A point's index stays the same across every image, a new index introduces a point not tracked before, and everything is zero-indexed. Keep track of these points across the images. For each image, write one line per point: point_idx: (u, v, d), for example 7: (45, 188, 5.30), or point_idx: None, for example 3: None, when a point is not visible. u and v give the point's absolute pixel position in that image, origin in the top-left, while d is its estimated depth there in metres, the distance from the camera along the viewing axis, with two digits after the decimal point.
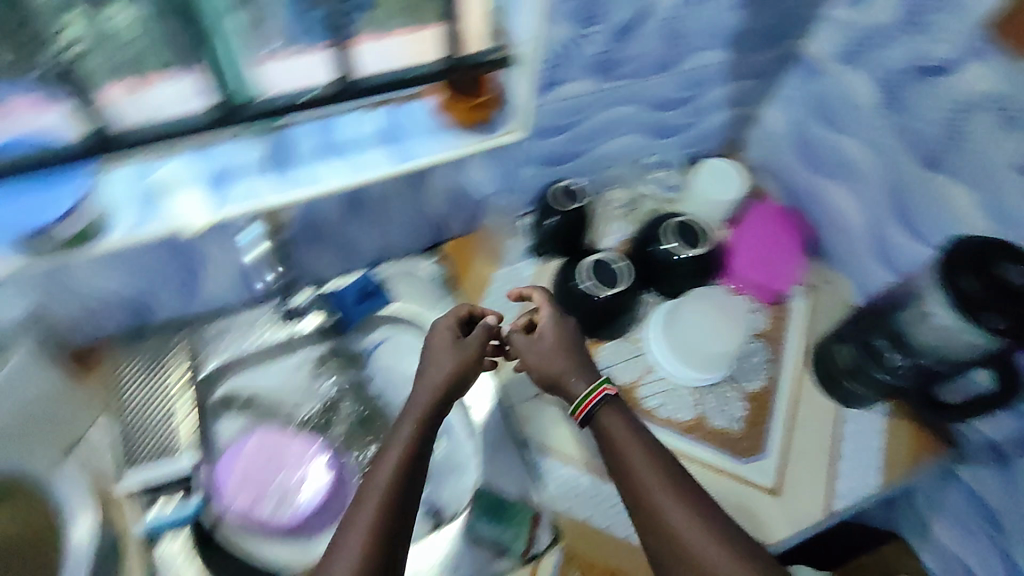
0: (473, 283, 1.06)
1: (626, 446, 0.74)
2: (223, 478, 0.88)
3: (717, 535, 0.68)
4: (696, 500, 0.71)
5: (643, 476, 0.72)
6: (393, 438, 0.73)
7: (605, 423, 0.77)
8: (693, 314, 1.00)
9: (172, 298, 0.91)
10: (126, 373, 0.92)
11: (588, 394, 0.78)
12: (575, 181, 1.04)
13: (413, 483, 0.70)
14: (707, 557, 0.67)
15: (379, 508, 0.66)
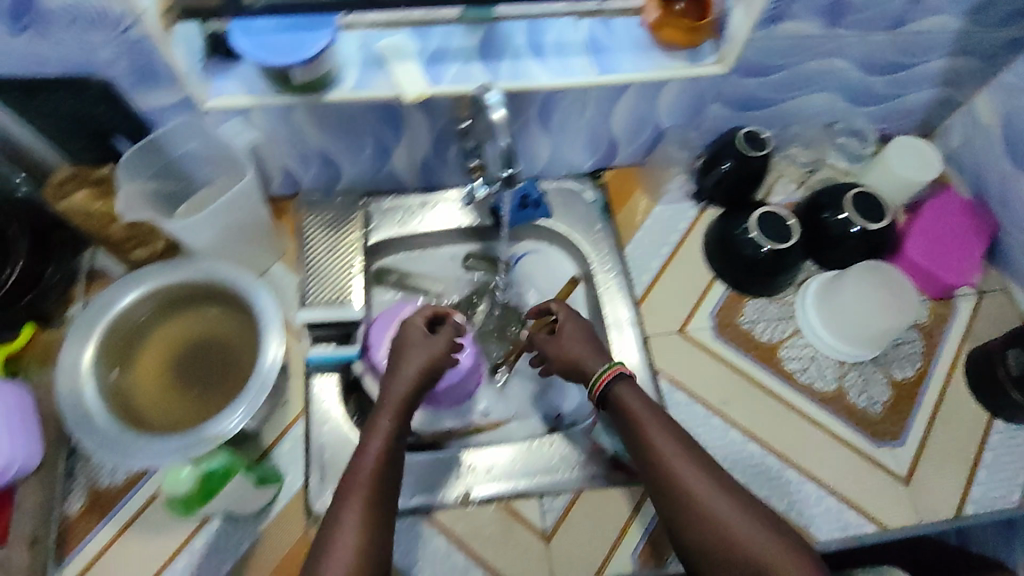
0: (632, 214, 1.04)
1: (645, 416, 0.78)
2: (377, 338, 0.92)
3: (735, 497, 0.72)
4: (707, 465, 0.75)
5: (664, 444, 0.76)
6: (374, 427, 0.74)
7: (622, 398, 0.80)
8: (857, 287, 0.93)
9: (358, 167, 0.96)
10: (309, 225, 0.95)
11: (602, 374, 0.81)
12: (762, 131, 0.98)
13: (390, 474, 0.72)
14: (725, 517, 0.71)
15: (365, 495, 0.69)
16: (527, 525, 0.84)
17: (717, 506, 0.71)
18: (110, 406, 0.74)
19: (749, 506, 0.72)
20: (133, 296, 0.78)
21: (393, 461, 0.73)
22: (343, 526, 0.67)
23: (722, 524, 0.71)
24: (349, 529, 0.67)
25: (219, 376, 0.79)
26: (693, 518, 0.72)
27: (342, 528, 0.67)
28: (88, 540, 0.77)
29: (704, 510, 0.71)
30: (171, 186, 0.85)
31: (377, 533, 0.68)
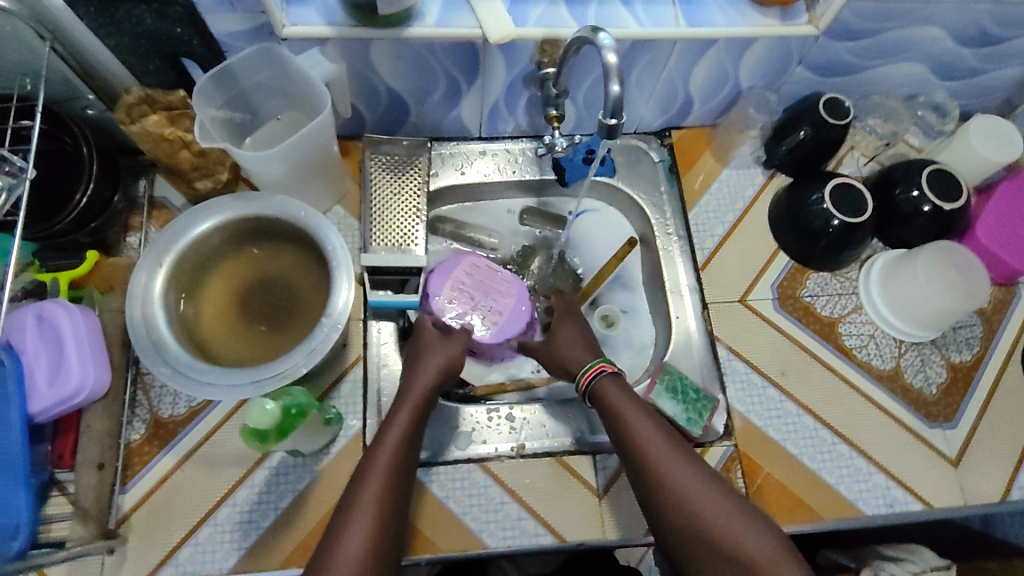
0: (698, 177, 1.02)
1: (625, 407, 0.77)
2: (436, 290, 0.91)
3: (715, 488, 0.70)
4: (689, 457, 0.72)
5: (645, 433, 0.74)
6: (392, 418, 0.74)
7: (605, 391, 0.79)
8: (928, 263, 0.89)
9: (426, 109, 0.93)
10: (374, 167, 0.92)
11: (587, 370, 0.81)
12: (844, 99, 0.94)
13: (405, 465, 0.71)
14: (710, 513, 0.68)
15: (383, 481, 0.68)
16: (580, 480, 0.84)
17: (697, 497, 0.69)
18: (177, 339, 0.72)
19: (729, 499, 0.69)
20: (201, 228, 0.76)
21: (409, 452, 0.72)
22: (359, 511, 0.65)
23: (702, 516, 0.68)
24: (366, 513, 0.65)
25: (282, 317, 0.79)
26: (672, 511, 0.69)
27: (358, 511, 0.65)
28: (151, 467, 0.79)
29: (684, 502, 0.69)
30: (240, 116, 0.83)
31: (390, 521, 0.66)
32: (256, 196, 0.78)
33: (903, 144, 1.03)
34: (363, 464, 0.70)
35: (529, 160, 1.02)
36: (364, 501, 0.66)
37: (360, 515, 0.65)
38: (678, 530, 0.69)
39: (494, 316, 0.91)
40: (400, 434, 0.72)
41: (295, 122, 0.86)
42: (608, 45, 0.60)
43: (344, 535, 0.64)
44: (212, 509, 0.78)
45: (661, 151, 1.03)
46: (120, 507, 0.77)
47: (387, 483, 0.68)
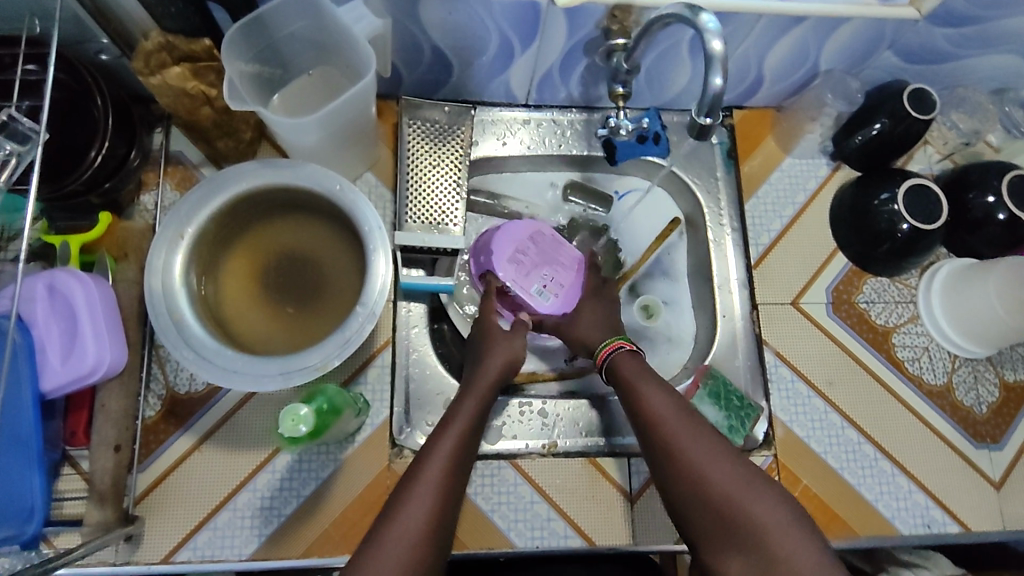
0: (758, 164, 0.94)
1: (648, 388, 0.72)
2: (500, 248, 0.85)
3: (742, 470, 0.64)
4: (720, 442, 0.67)
5: (669, 417, 0.69)
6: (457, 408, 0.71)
7: (625, 372, 0.75)
8: (998, 286, 0.82)
9: (471, 71, 0.84)
10: (412, 136, 0.85)
11: (604, 346, 0.79)
12: (931, 91, 0.85)
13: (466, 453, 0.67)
14: (724, 488, 0.62)
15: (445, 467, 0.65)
16: (613, 484, 0.80)
17: (722, 485, 0.63)
18: (201, 320, 0.67)
19: (766, 488, 0.63)
20: (224, 198, 0.70)
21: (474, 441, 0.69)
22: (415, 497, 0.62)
23: (714, 486, 0.63)
24: (424, 499, 0.62)
25: (314, 296, 0.73)
26: (700, 501, 0.63)
27: (413, 497, 0.62)
28: (166, 447, 0.75)
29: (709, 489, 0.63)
30: (269, 72, 0.74)
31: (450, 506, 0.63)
32: (287, 163, 0.70)
33: (981, 143, 0.95)
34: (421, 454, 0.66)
35: (577, 135, 0.94)
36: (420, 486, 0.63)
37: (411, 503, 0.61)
38: (701, 521, 0.63)
39: (554, 287, 0.85)
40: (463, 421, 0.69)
41: (329, 79, 0.77)
42: (712, 29, 0.52)
43: (394, 522, 0.60)
44: (230, 493, 0.74)
45: (719, 132, 0.95)
46: (134, 487, 0.73)
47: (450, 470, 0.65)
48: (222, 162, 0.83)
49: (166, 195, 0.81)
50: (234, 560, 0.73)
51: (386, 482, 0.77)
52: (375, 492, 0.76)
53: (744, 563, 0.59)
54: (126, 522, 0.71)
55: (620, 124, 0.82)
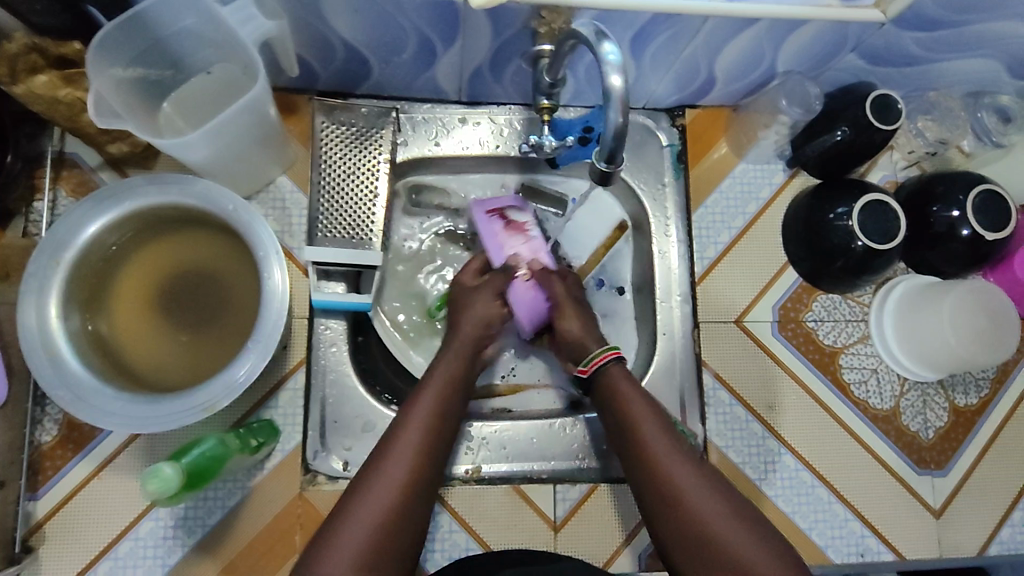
0: (707, 170, 0.88)
1: (632, 402, 0.69)
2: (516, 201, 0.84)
3: (728, 501, 0.61)
4: (704, 467, 0.64)
5: (653, 437, 0.66)
6: (411, 410, 0.68)
7: (613, 380, 0.71)
8: (957, 305, 0.78)
9: (392, 68, 0.77)
10: (326, 138, 0.78)
11: (595, 354, 0.73)
12: (898, 98, 0.78)
13: (427, 463, 0.64)
14: (708, 519, 0.60)
15: (400, 482, 0.62)
16: (537, 512, 0.78)
17: (704, 510, 0.61)
18: (83, 356, 0.63)
19: (749, 516, 0.61)
20: (107, 219, 0.65)
21: (439, 445, 0.67)
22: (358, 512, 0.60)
23: (697, 517, 0.61)
24: (368, 514, 0.59)
25: (211, 320, 0.69)
26: (676, 523, 0.61)
27: (366, 511, 0.59)
28: (64, 474, 0.71)
29: (686, 514, 0.61)
30: (157, 72, 0.67)
31: (406, 524, 0.61)
32: (173, 179, 0.65)
33: (952, 149, 0.88)
34: (370, 467, 0.63)
35: (516, 135, 0.86)
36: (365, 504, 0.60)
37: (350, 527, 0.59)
38: (675, 545, 0.61)
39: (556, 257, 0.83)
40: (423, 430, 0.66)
41: (227, 79, 0.70)
42: (612, 62, 0.52)
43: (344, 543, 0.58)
44: (132, 522, 0.71)
45: (670, 133, 0.89)
46: (30, 515, 0.70)
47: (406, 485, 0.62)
48: (122, 166, 0.76)
49: (59, 202, 0.74)
50: None
51: (298, 511, 0.74)
52: (286, 521, 0.73)
53: None
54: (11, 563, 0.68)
55: (543, 142, 0.71)
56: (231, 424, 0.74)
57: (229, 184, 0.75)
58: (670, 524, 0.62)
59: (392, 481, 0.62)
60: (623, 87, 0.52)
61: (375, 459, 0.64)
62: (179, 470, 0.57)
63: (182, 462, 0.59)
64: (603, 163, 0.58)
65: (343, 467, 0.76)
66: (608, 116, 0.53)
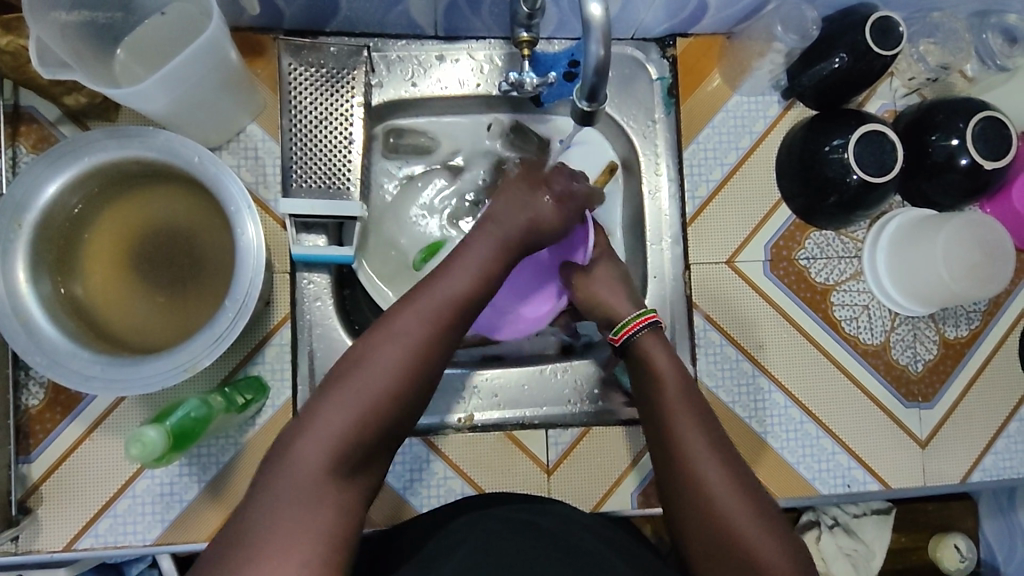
0: (700, 104, 0.84)
1: (664, 374, 0.67)
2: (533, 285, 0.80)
3: (740, 481, 0.60)
4: (724, 446, 0.62)
5: (678, 408, 0.64)
6: (419, 303, 0.57)
7: (644, 351, 0.69)
8: (947, 240, 0.77)
9: (361, 1, 0.72)
10: (295, 82, 0.74)
11: (634, 318, 0.71)
12: (899, 20, 0.74)
13: (437, 356, 0.56)
14: (719, 497, 0.59)
15: (388, 384, 0.53)
16: (530, 456, 0.79)
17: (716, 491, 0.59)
18: (56, 320, 0.61)
19: (759, 501, 0.59)
20: (66, 178, 0.62)
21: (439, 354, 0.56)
22: (342, 404, 0.52)
23: (709, 493, 0.59)
24: (363, 395, 0.52)
25: (187, 280, 0.67)
26: (678, 489, 0.61)
27: (361, 382, 0.53)
28: (56, 435, 0.71)
29: (699, 492, 0.59)
30: (106, 16, 0.63)
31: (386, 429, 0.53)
32: (135, 132, 0.62)
33: (954, 75, 0.84)
34: (362, 355, 0.54)
35: (497, 72, 0.82)
36: (359, 384, 0.53)
37: (343, 397, 0.52)
38: (685, 514, 0.60)
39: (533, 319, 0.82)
40: (439, 313, 0.56)
41: (180, 22, 0.65)
42: None
43: (330, 411, 0.52)
44: (129, 479, 0.71)
45: (660, 66, 0.85)
46: (25, 478, 0.70)
47: (415, 368, 0.54)
48: (83, 119, 0.72)
49: (20, 158, 0.71)
50: (138, 545, 0.71)
51: None
52: None
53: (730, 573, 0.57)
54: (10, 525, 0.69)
55: (523, 79, 0.67)
56: (217, 381, 0.73)
57: (197, 137, 0.72)
58: (675, 487, 0.61)
59: (398, 363, 0.54)
60: (604, 15, 0.49)
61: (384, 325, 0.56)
62: (162, 434, 0.57)
63: (166, 425, 0.59)
64: (584, 101, 0.55)
65: None
66: (588, 50, 0.50)
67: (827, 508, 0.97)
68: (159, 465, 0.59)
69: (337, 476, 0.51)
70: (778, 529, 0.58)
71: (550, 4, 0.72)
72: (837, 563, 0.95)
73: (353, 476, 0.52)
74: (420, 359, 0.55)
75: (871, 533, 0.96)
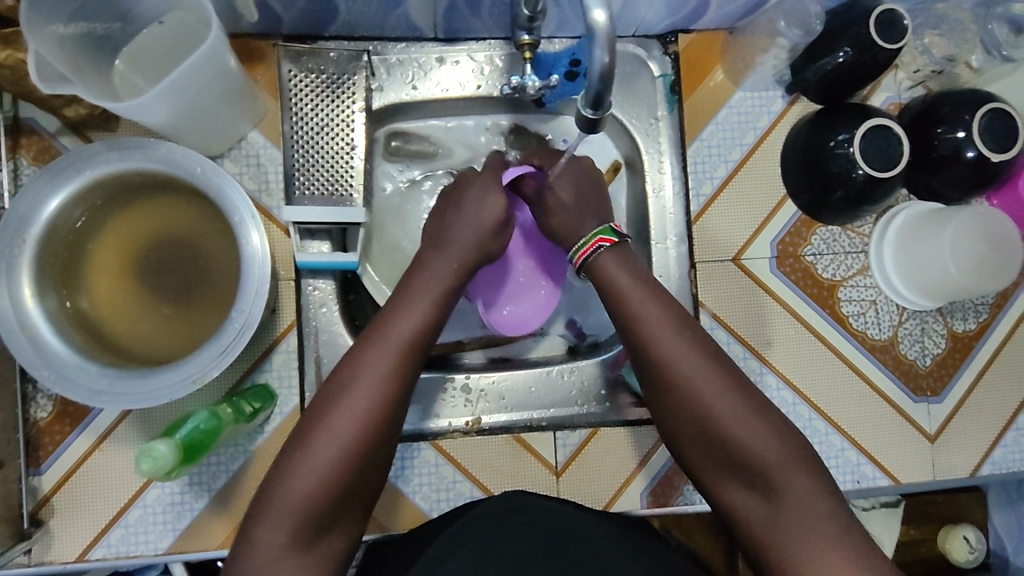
0: (702, 100, 0.83)
1: (631, 295, 0.65)
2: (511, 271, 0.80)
3: (732, 390, 0.60)
4: (708, 356, 0.62)
5: (657, 333, 0.63)
6: (359, 369, 0.59)
7: (604, 271, 0.68)
8: (955, 233, 0.77)
9: (360, 5, 0.72)
10: (296, 88, 0.73)
11: (586, 242, 0.69)
12: (904, 13, 0.73)
13: (384, 422, 0.58)
14: (715, 410, 0.59)
15: (336, 460, 0.56)
16: (538, 459, 0.79)
17: (713, 406, 0.59)
18: (63, 335, 0.61)
19: (752, 402, 0.60)
20: (68, 192, 0.62)
21: (386, 425, 0.58)
22: (294, 483, 0.55)
23: (708, 413, 0.59)
24: (316, 473, 0.55)
25: (192, 291, 0.67)
26: (670, 404, 0.61)
27: (311, 461, 0.55)
28: (66, 447, 0.71)
29: (696, 414, 0.60)
30: (104, 26, 0.62)
31: (343, 498, 0.56)
32: (136, 143, 0.62)
33: (960, 66, 0.83)
34: (313, 428, 0.57)
35: (499, 72, 0.81)
36: (309, 461, 0.55)
37: (295, 477, 0.55)
38: (688, 438, 0.61)
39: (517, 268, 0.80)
40: (379, 385, 0.58)
41: (178, 31, 0.65)
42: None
43: (288, 484, 0.55)
44: (140, 489, 0.72)
45: (662, 63, 0.84)
46: (36, 491, 0.70)
47: (370, 423, 0.57)
48: (84, 130, 0.71)
49: (22, 171, 0.70)
50: (151, 554, 0.71)
51: None
52: None
53: (742, 478, 0.59)
54: (22, 538, 0.69)
55: (526, 83, 0.67)
56: (224, 391, 0.73)
57: (199, 145, 0.71)
58: (666, 402, 0.62)
59: (352, 418, 0.57)
60: (608, 20, 0.48)
61: (339, 385, 0.59)
62: (172, 448, 0.58)
63: (176, 438, 0.60)
64: (589, 109, 0.54)
65: None
66: (592, 56, 0.49)
67: None
68: (170, 479, 0.59)
69: (303, 540, 0.54)
70: (774, 423, 0.59)
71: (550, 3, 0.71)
72: None
73: (317, 543, 0.55)
74: (366, 428, 0.57)
75: (880, 525, 0.96)
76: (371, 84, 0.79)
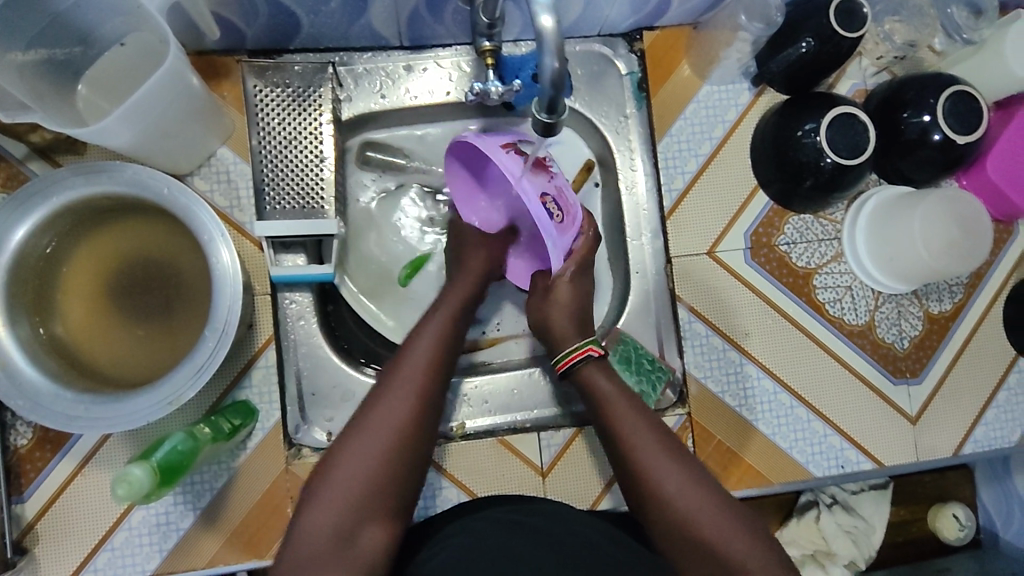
0: (670, 95, 0.84)
1: (618, 406, 0.67)
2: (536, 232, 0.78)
3: (711, 495, 0.60)
4: (689, 464, 0.62)
5: (637, 442, 0.64)
6: (394, 370, 0.62)
7: (588, 380, 0.70)
8: (924, 218, 0.78)
9: (323, 17, 0.72)
10: (263, 103, 0.73)
11: (571, 350, 0.72)
12: (862, 1, 0.74)
13: (425, 419, 0.60)
14: (694, 515, 0.58)
15: (380, 451, 0.57)
16: (523, 460, 0.79)
17: (691, 510, 0.59)
18: (37, 362, 0.61)
19: (733, 510, 0.59)
20: (36, 220, 0.62)
21: (428, 415, 0.60)
22: (336, 481, 0.55)
23: (688, 518, 0.58)
24: (362, 466, 0.56)
25: (169, 311, 0.67)
26: (652, 512, 0.60)
27: (354, 451, 0.56)
28: (47, 474, 0.71)
29: (674, 519, 0.59)
30: (64, 51, 0.62)
31: (391, 488, 0.56)
32: (101, 167, 0.62)
33: (922, 51, 0.85)
34: (353, 425, 0.59)
35: (467, 77, 0.81)
36: (350, 461, 0.56)
37: (337, 476, 0.55)
38: (668, 548, 0.59)
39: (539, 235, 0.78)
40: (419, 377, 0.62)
41: (139, 54, 0.65)
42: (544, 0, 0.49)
43: (330, 479, 0.55)
44: (124, 512, 0.71)
45: (628, 61, 0.85)
46: (20, 518, 0.70)
47: (419, 405, 0.60)
48: (52, 155, 0.71)
49: None
50: None
51: (285, 486, 0.73)
52: (273, 497, 0.73)
53: None
54: (6, 567, 0.69)
55: (489, 88, 0.67)
56: (205, 410, 0.73)
57: (168, 165, 0.71)
58: (649, 511, 0.61)
59: (395, 411, 0.59)
60: (557, 27, 0.49)
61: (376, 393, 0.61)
62: (147, 472, 0.58)
63: (151, 461, 0.60)
64: (544, 114, 0.55)
65: (327, 437, 0.77)
66: (543, 62, 0.50)
67: (825, 487, 0.96)
68: (149, 501, 0.59)
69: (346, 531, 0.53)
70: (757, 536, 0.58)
71: (511, 8, 0.72)
72: (838, 541, 0.93)
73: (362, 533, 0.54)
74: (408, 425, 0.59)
75: (868, 507, 0.96)
76: (339, 95, 0.79)
